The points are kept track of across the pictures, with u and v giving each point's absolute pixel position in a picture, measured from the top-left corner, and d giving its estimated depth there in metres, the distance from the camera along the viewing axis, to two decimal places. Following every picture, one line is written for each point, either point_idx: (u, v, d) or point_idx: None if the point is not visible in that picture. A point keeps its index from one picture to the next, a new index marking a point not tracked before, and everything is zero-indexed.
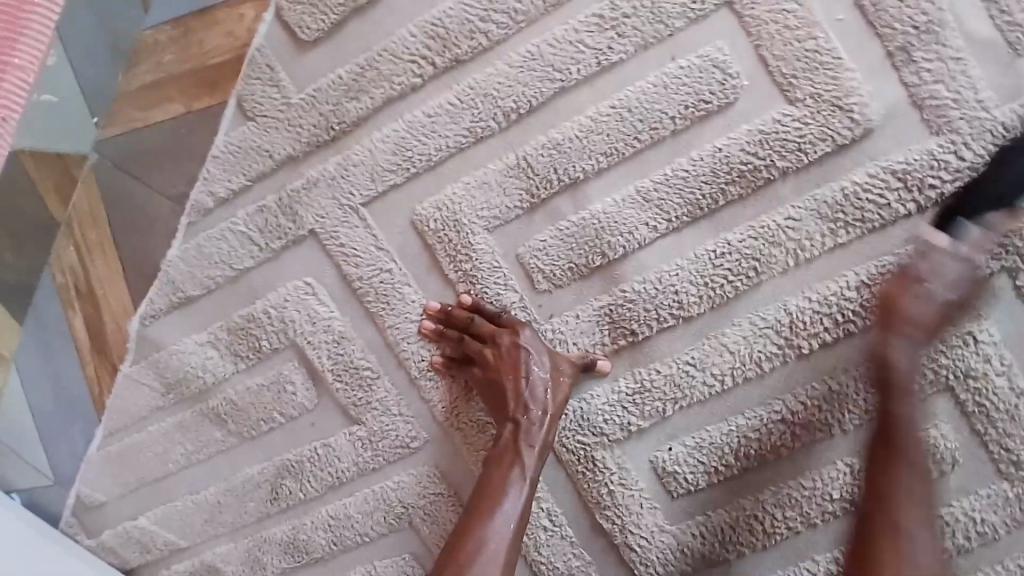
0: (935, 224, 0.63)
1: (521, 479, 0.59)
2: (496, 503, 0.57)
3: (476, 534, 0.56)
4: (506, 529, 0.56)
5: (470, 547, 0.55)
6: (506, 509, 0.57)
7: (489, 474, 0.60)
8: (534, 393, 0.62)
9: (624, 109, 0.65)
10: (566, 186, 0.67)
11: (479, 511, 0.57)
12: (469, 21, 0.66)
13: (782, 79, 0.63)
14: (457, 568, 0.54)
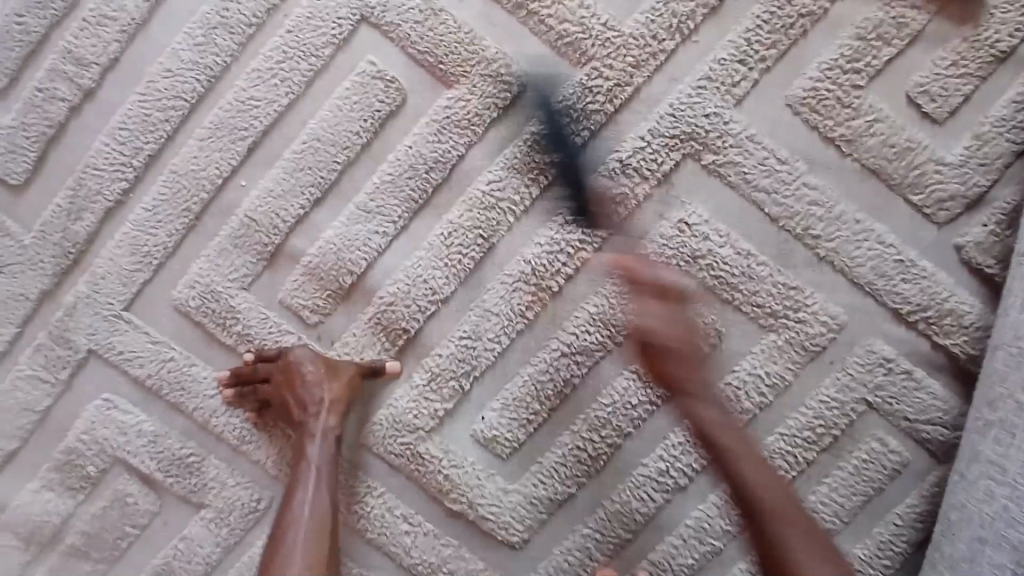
0: (612, 140, 0.70)
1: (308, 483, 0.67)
2: (293, 514, 0.65)
3: (284, 543, 0.64)
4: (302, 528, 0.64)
5: (281, 541, 0.64)
6: (304, 503, 0.66)
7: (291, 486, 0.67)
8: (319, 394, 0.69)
9: (315, 140, 0.70)
10: (294, 226, 0.71)
11: (287, 508, 0.66)
12: (151, 116, 0.71)
13: (434, 68, 0.69)
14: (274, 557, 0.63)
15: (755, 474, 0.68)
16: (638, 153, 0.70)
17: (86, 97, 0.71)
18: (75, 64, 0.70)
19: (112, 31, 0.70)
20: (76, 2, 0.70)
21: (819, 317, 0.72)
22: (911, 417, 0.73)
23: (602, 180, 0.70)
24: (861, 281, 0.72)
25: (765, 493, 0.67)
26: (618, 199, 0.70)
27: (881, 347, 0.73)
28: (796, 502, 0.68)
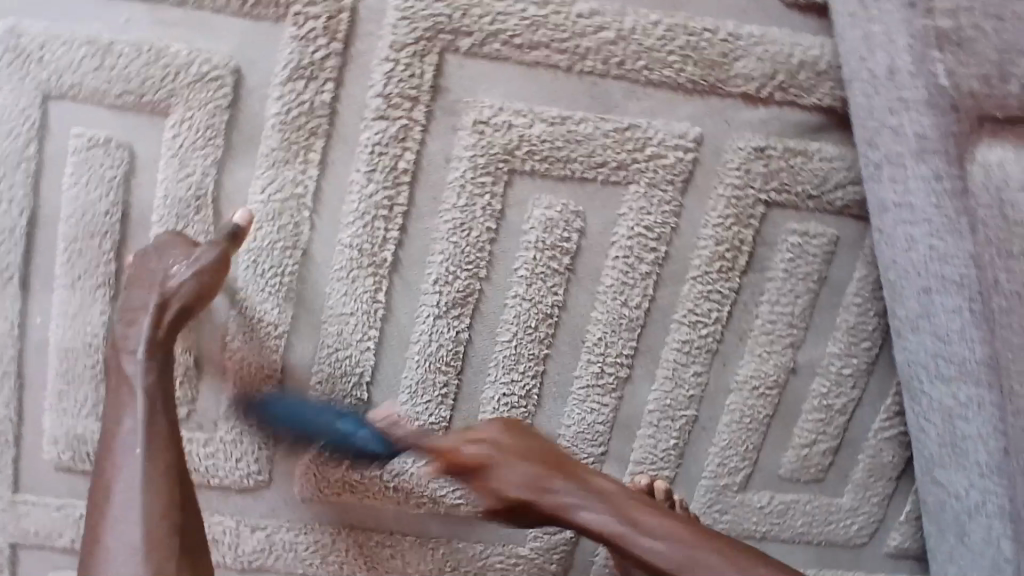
0: (362, 78, 0.61)
1: (131, 384, 0.59)
2: (118, 425, 0.57)
3: (102, 501, 0.55)
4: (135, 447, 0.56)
5: (99, 499, 0.56)
6: (123, 442, 0.57)
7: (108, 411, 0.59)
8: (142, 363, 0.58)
9: (72, 241, 0.62)
10: (108, 335, 0.64)
11: (108, 445, 0.57)
12: None
13: (139, 104, 0.60)
14: (96, 527, 0.55)
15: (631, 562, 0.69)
16: (393, 78, 0.61)
17: None
18: None
19: None
20: None
21: (671, 142, 0.63)
22: (817, 192, 0.66)
23: (376, 125, 0.61)
24: (692, 83, 0.63)
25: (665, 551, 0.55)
26: (401, 135, 0.62)
27: (747, 139, 0.64)
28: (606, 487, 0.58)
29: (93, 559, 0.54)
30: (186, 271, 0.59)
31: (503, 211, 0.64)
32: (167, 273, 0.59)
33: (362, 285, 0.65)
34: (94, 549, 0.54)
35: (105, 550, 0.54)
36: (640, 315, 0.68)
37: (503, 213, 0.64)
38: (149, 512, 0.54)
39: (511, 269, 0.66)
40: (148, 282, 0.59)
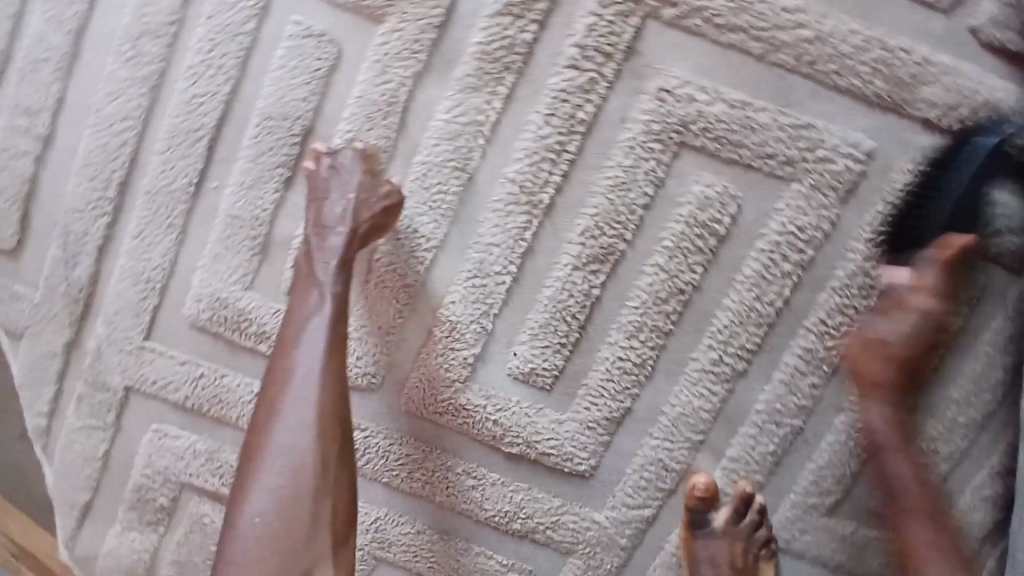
0: (564, 27, 0.64)
1: (319, 289, 0.62)
2: (304, 323, 0.61)
3: (280, 383, 0.59)
4: (316, 352, 0.60)
5: (277, 382, 0.60)
6: (310, 335, 0.61)
7: (290, 320, 0.62)
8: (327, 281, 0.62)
9: (267, 118, 0.67)
10: (274, 212, 0.70)
11: (295, 332, 0.61)
12: (108, 143, 0.70)
13: (359, 7, 0.65)
14: (270, 405, 0.59)
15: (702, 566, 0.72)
16: (593, 32, 0.64)
17: (45, 146, 0.72)
18: (25, 116, 0.71)
19: (48, 72, 0.70)
20: (9, 54, 0.71)
21: (843, 149, 0.65)
22: (976, 232, 0.66)
23: (566, 73, 0.65)
24: (877, 97, 0.64)
25: None
26: (587, 87, 0.65)
27: (920, 163, 0.65)
28: None
29: (263, 435, 0.58)
30: (375, 206, 0.63)
31: (664, 180, 0.66)
32: (358, 200, 0.63)
33: (512, 220, 0.68)
34: (258, 441, 0.58)
35: (271, 441, 0.58)
36: (772, 313, 0.68)
37: (664, 182, 0.66)
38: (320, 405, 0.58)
39: (657, 238, 0.67)
40: (338, 203, 0.63)
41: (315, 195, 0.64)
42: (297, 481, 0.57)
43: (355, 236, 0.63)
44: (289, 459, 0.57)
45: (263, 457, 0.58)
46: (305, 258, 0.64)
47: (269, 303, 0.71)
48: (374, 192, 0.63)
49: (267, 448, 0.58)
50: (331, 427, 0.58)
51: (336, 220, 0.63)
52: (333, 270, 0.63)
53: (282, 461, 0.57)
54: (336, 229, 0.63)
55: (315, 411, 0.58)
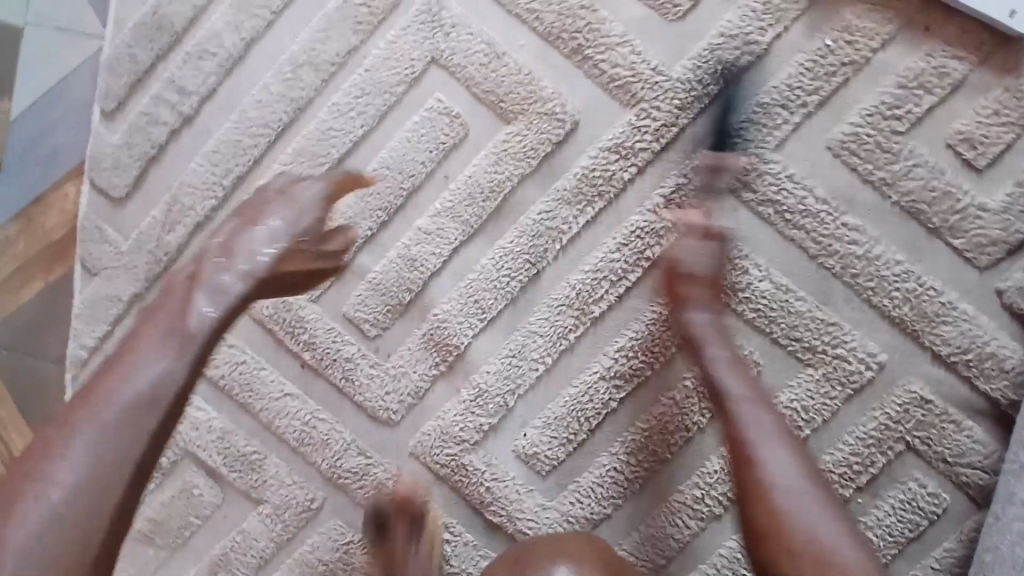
0: (658, 178, 0.74)
1: (177, 341, 0.57)
2: (128, 372, 0.55)
3: (68, 428, 0.53)
4: (124, 402, 0.54)
5: (64, 423, 0.53)
6: (131, 384, 0.55)
7: (124, 349, 0.57)
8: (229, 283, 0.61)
9: (386, 168, 0.77)
10: (361, 246, 0.78)
11: (98, 387, 0.54)
12: (240, 140, 0.78)
13: (495, 105, 0.75)
14: (51, 443, 0.52)
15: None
16: (680, 190, 0.74)
17: (184, 123, 0.79)
18: (176, 92, 0.78)
19: (211, 64, 0.78)
20: (180, 36, 0.78)
21: (861, 355, 0.74)
22: (951, 460, 0.74)
23: (648, 214, 0.74)
24: (900, 320, 0.73)
25: (782, 481, 0.57)
26: (662, 232, 0.74)
27: (920, 387, 0.74)
28: (791, 434, 0.61)
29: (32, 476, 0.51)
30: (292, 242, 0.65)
31: None
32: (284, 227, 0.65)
33: (562, 319, 0.75)
34: (29, 470, 0.52)
35: (38, 483, 0.51)
36: None
37: None
38: (108, 460, 0.52)
39: (680, 376, 0.75)
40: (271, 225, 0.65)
41: (253, 213, 0.67)
42: (60, 523, 0.50)
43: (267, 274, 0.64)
44: (55, 510, 0.50)
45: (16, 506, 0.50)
46: (188, 289, 0.60)
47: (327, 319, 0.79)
48: (316, 245, 0.67)
49: (29, 491, 0.51)
50: (112, 486, 0.52)
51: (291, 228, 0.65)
52: (241, 286, 0.62)
53: (51, 502, 0.51)
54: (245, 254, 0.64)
55: (101, 464, 0.52)
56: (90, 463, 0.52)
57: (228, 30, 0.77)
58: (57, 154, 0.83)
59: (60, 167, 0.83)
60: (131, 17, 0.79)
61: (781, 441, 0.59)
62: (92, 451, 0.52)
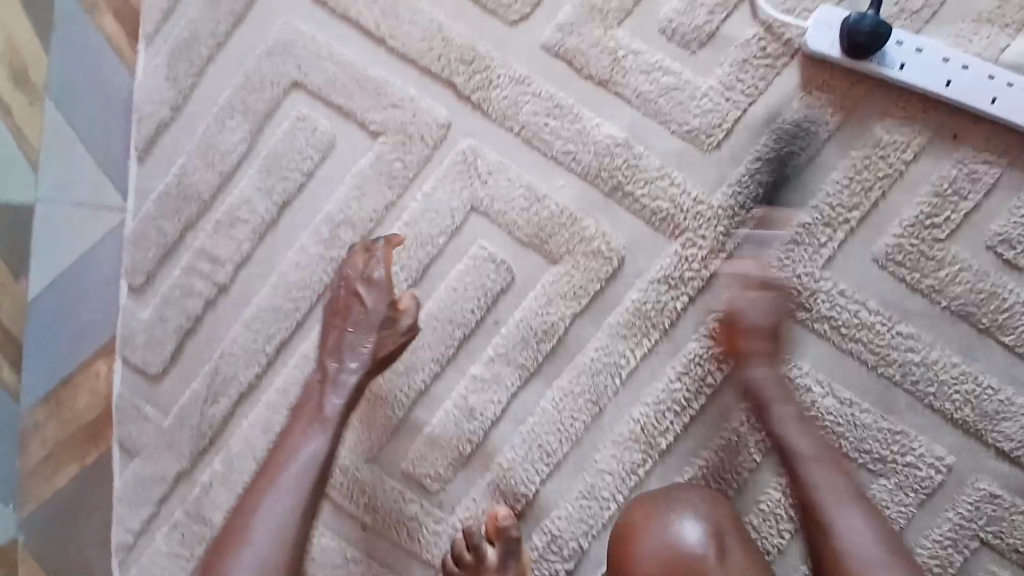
0: (711, 304, 0.74)
1: (322, 425, 0.62)
2: (291, 453, 0.60)
3: (252, 506, 0.58)
4: (299, 480, 0.59)
5: (251, 498, 0.59)
6: (298, 460, 0.60)
7: (286, 436, 0.62)
8: (338, 374, 0.64)
9: (435, 319, 0.75)
10: (416, 400, 0.76)
11: (271, 470, 0.60)
12: (281, 305, 0.76)
13: (543, 248, 0.74)
14: (241, 516, 0.58)
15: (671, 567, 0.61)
16: None
17: (219, 291, 0.76)
18: (208, 261, 0.76)
19: (243, 230, 0.76)
20: (208, 205, 0.76)
21: (928, 459, 0.74)
22: None
23: (704, 341, 0.74)
24: (962, 422, 0.75)
25: (822, 489, 0.62)
26: (720, 358, 0.74)
27: (988, 483, 0.75)
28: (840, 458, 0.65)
29: (227, 551, 0.56)
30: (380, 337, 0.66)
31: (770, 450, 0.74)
32: (369, 330, 0.65)
33: (627, 454, 0.74)
34: (223, 548, 0.57)
35: (235, 554, 0.56)
36: None
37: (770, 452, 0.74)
38: (291, 531, 0.57)
39: (755, 499, 0.74)
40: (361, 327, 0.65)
41: (337, 315, 0.66)
42: None
43: (373, 358, 0.65)
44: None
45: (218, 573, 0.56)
46: (320, 388, 0.64)
47: (386, 477, 0.76)
48: (392, 330, 0.66)
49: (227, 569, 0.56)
50: (290, 558, 0.57)
51: (376, 331, 0.65)
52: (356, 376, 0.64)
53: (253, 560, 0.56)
54: (355, 342, 0.65)
55: (284, 530, 0.57)
56: (277, 533, 0.57)
57: (259, 195, 0.75)
58: (83, 332, 0.78)
59: (89, 344, 0.78)
60: (155, 189, 0.76)
61: (832, 461, 0.64)
62: (276, 521, 0.57)
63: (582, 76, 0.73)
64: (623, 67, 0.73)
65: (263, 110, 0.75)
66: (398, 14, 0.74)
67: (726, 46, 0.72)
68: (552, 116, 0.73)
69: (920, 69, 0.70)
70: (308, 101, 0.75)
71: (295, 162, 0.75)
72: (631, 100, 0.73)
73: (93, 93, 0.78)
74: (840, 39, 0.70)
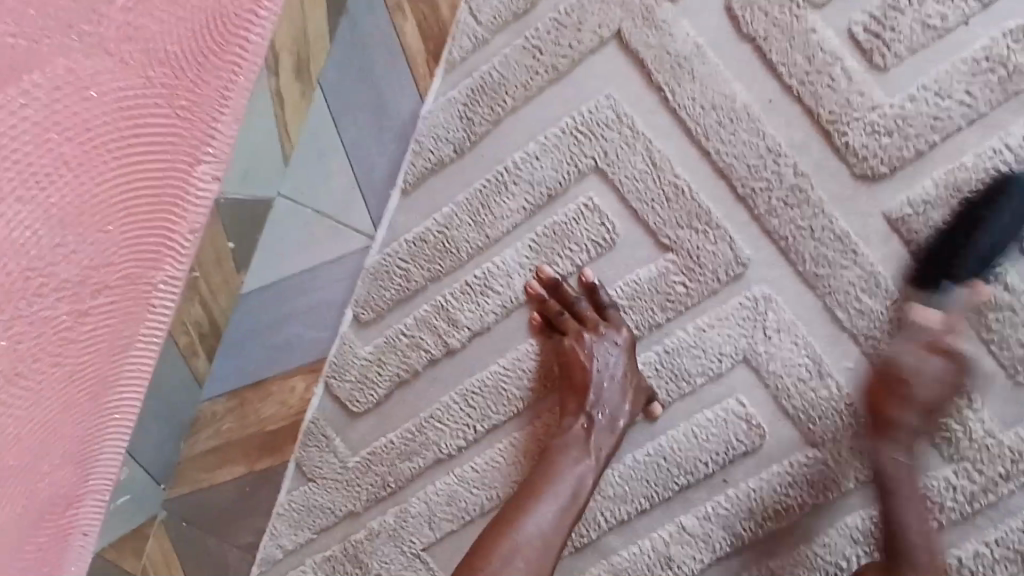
0: (956, 537, 0.67)
1: (588, 445, 0.62)
2: (568, 461, 0.61)
3: (537, 493, 0.59)
4: (572, 488, 0.60)
5: (527, 497, 0.59)
6: (574, 470, 0.61)
7: (553, 445, 0.63)
8: (597, 426, 0.63)
9: (660, 457, 0.68)
10: (613, 526, 0.69)
11: (544, 471, 0.61)
12: (506, 390, 0.68)
13: (804, 426, 0.66)
14: (516, 506, 0.59)
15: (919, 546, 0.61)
16: (977, 557, 0.66)
17: (445, 354, 0.69)
18: (445, 321, 0.69)
19: (491, 302, 0.68)
20: (461, 265, 0.68)
21: None
22: None
23: None
24: None
25: None
26: None
27: None
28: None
29: (501, 531, 0.57)
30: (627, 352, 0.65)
31: None
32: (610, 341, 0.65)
33: None
34: (492, 529, 0.57)
35: (514, 535, 0.56)
36: None
37: None
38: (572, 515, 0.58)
39: None
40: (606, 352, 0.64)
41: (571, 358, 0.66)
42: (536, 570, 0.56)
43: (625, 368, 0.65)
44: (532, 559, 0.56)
45: (496, 544, 0.56)
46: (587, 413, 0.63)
47: None
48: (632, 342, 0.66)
49: (509, 536, 0.56)
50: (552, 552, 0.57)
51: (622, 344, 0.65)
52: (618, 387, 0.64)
53: (527, 553, 0.56)
54: (607, 394, 0.64)
55: (547, 535, 0.57)
56: (545, 533, 0.57)
57: (520, 271, 0.68)
58: (286, 347, 0.72)
59: (291, 359, 0.72)
60: (411, 229, 0.69)
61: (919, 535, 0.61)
62: (547, 519, 0.58)
63: (921, 261, 0.63)
64: None
65: (555, 183, 0.67)
66: (737, 127, 0.65)
67: None
68: (868, 294, 0.64)
69: None
70: (602, 192, 0.67)
71: (569, 250, 0.67)
72: (961, 303, 0.64)
73: (363, 93, 0.69)
74: None
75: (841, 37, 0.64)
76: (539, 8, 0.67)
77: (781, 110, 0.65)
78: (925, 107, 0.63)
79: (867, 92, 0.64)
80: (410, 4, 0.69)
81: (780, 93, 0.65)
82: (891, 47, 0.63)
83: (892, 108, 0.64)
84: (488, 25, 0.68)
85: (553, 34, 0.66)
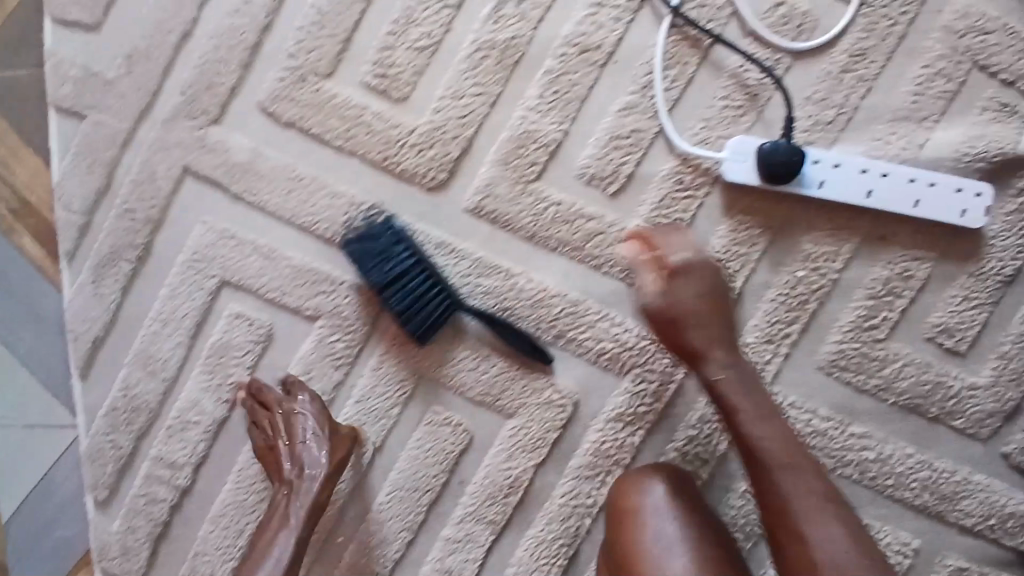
0: (666, 434, 0.74)
1: (287, 521, 0.70)
2: (273, 536, 0.70)
3: (248, 573, 0.69)
4: (273, 569, 0.68)
5: None
6: (278, 545, 0.69)
7: (267, 521, 0.71)
8: (295, 490, 0.71)
9: (399, 488, 0.75)
10: (393, 567, 0.75)
11: (258, 549, 0.70)
12: (246, 500, 0.75)
13: (495, 405, 0.74)
14: None
15: (835, 525, 0.55)
16: (693, 440, 0.74)
17: (182, 495, 0.76)
18: (167, 467, 0.75)
19: (196, 433, 0.75)
20: (159, 412, 0.75)
21: (894, 547, 0.73)
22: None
23: None
24: (923, 507, 0.73)
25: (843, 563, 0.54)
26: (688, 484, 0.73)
27: (956, 559, 0.73)
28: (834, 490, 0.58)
29: None
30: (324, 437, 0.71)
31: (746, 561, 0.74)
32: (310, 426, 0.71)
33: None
34: None
35: None
36: None
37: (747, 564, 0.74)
38: None
39: None
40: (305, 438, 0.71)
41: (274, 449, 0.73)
42: None
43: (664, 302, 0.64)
44: None
45: None
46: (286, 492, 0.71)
47: None
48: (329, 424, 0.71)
49: None
50: None
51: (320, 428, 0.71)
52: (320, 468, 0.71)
53: None
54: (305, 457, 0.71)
55: None
56: None
57: (205, 396, 0.75)
58: (61, 549, 0.78)
59: (68, 560, 0.78)
60: (102, 404, 0.76)
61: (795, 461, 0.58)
62: None
63: (511, 233, 0.73)
64: (548, 219, 0.72)
65: (197, 311, 0.74)
66: (314, 199, 0.73)
67: (646, 183, 0.72)
68: (485, 276, 0.73)
69: (841, 184, 0.69)
70: (239, 298, 0.74)
71: (236, 359, 0.74)
72: (558, 249, 0.73)
73: (18, 311, 0.77)
74: (756, 166, 0.69)
75: (360, 89, 0.73)
76: (118, 176, 0.75)
77: (341, 166, 0.73)
78: (449, 111, 0.72)
79: (399, 122, 0.72)
80: (20, 222, 0.77)
81: (334, 154, 0.73)
82: (401, 79, 0.72)
83: (425, 125, 0.72)
84: (84, 211, 0.75)
85: (138, 193, 0.74)
